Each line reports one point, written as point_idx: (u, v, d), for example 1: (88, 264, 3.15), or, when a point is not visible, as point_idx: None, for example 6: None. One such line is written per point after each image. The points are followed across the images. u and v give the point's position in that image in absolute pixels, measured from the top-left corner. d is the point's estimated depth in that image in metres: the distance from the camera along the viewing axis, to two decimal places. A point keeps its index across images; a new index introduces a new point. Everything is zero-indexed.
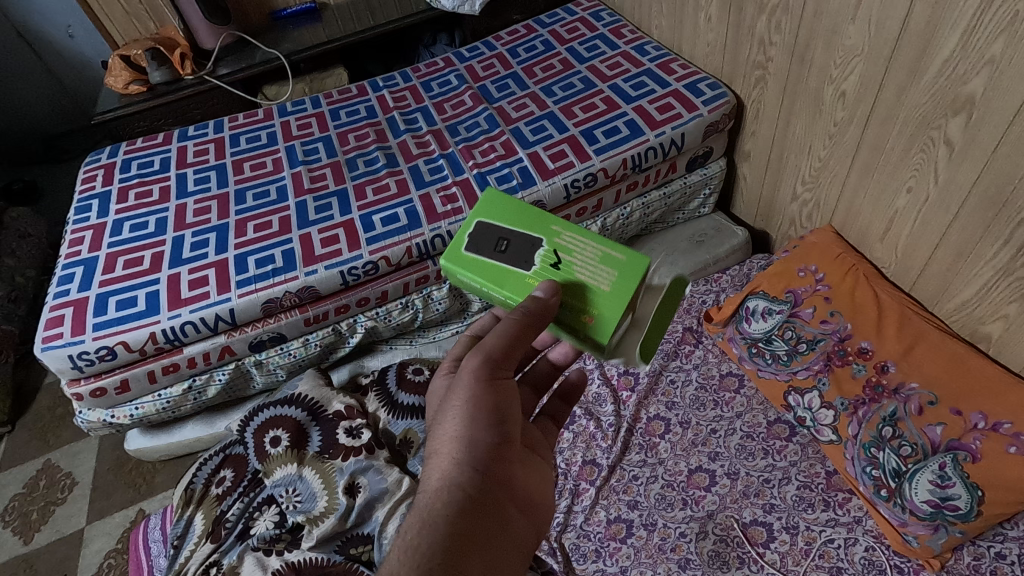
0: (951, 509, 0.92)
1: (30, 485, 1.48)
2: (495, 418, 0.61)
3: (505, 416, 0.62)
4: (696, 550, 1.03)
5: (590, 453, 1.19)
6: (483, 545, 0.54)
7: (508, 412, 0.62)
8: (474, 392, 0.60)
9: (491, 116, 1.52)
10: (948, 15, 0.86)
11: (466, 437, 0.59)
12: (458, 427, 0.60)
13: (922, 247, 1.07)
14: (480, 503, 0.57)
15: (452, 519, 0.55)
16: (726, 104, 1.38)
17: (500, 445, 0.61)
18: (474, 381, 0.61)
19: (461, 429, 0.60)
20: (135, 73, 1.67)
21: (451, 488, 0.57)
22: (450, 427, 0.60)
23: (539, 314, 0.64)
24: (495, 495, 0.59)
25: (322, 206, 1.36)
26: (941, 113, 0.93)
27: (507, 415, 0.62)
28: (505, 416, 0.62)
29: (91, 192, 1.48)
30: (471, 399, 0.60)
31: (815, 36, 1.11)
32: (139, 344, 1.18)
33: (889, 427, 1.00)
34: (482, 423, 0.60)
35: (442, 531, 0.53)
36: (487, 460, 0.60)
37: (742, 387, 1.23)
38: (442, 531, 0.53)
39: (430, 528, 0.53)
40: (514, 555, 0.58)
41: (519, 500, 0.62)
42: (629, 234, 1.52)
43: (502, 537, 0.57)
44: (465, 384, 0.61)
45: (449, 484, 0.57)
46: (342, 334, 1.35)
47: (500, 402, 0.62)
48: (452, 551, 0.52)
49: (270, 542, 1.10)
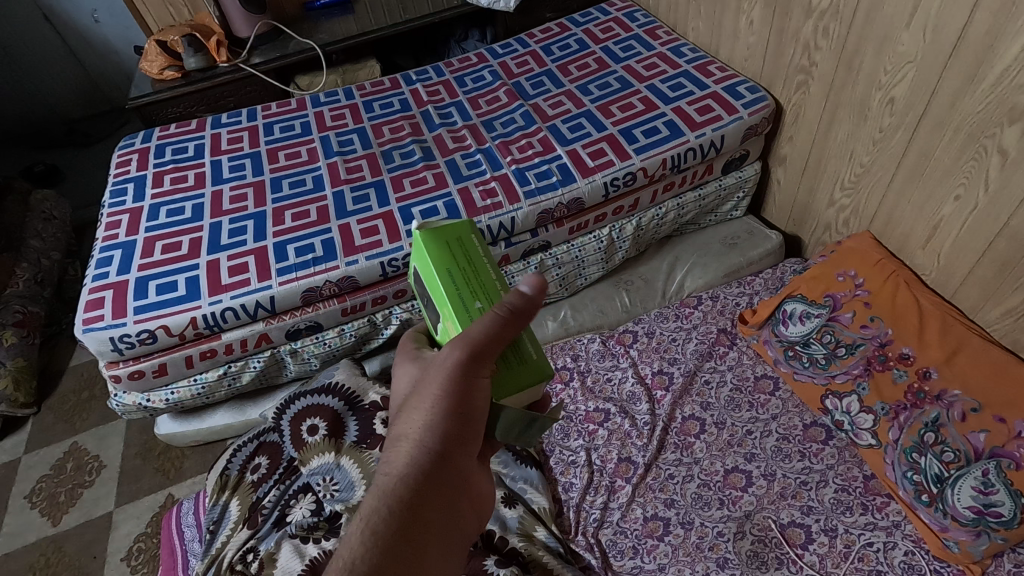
0: (994, 516, 0.92)
1: (57, 467, 1.48)
2: (465, 416, 0.53)
3: (476, 414, 0.54)
4: (734, 549, 1.03)
5: (625, 451, 1.19)
6: (434, 541, 0.51)
7: (479, 412, 0.54)
8: (448, 387, 0.53)
9: (527, 112, 1.52)
10: (1011, 23, 0.87)
11: (433, 428, 0.53)
12: (427, 418, 0.54)
13: (966, 256, 1.08)
14: (438, 494, 0.52)
15: (408, 506, 0.50)
16: (765, 107, 1.38)
17: (465, 438, 0.54)
18: (452, 373, 0.53)
19: (436, 420, 0.53)
20: (169, 59, 1.67)
21: (415, 477, 0.52)
22: (419, 417, 0.54)
23: (512, 322, 0.55)
24: (454, 487, 0.53)
25: (359, 197, 1.36)
26: (996, 122, 0.94)
27: (475, 412, 0.54)
28: (474, 413, 0.54)
29: (126, 176, 1.48)
30: (443, 393, 0.53)
31: (865, 42, 1.12)
32: (179, 328, 1.18)
33: (931, 433, 1.01)
34: (449, 418, 0.53)
35: (393, 521, 0.49)
36: (453, 453, 0.54)
37: (777, 390, 1.23)
38: (397, 519, 0.49)
39: (384, 516, 0.49)
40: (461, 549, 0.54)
41: (474, 494, 0.56)
42: (661, 234, 1.53)
43: (453, 534, 0.53)
44: (441, 376, 0.53)
45: (412, 470, 0.52)
46: (376, 325, 1.35)
47: (473, 402, 0.53)
48: (404, 542, 0.49)
49: (307, 530, 1.09)
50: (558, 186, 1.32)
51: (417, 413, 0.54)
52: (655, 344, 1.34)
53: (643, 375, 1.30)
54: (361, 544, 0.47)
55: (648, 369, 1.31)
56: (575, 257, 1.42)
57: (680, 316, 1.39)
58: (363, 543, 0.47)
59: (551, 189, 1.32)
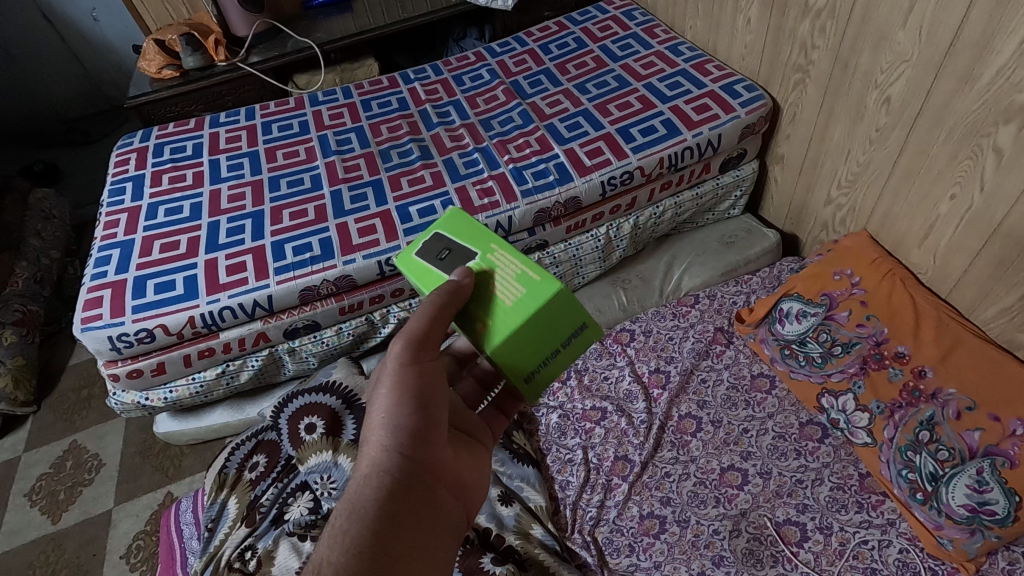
0: (988, 514, 0.92)
1: (57, 465, 1.48)
2: (420, 404, 0.57)
3: (430, 400, 0.58)
4: (731, 547, 1.04)
5: (622, 449, 1.19)
6: (408, 532, 0.51)
7: (433, 397, 0.58)
8: (399, 376, 0.57)
9: (525, 111, 1.52)
10: (1006, 23, 0.87)
11: (394, 422, 0.55)
12: (386, 414, 0.56)
13: (961, 255, 1.08)
14: (408, 484, 0.53)
15: (379, 503, 0.51)
16: (763, 106, 1.38)
17: (425, 426, 0.57)
18: (397, 366, 0.58)
19: (394, 414, 0.56)
20: (168, 58, 1.67)
21: (380, 474, 0.53)
22: (381, 416, 0.56)
23: (455, 294, 0.60)
24: (421, 477, 0.54)
25: (357, 196, 1.36)
26: (992, 121, 0.94)
27: (431, 398, 0.58)
28: (429, 400, 0.58)
29: (124, 175, 1.48)
30: (396, 384, 0.57)
31: (862, 41, 1.12)
32: (177, 327, 1.19)
33: (926, 431, 1.01)
34: (408, 407, 0.56)
35: (362, 521, 0.49)
36: (415, 444, 0.55)
37: (773, 389, 1.23)
38: (366, 518, 0.50)
39: (354, 518, 0.49)
40: (443, 537, 0.55)
41: (449, 480, 0.58)
42: (659, 232, 1.53)
43: (430, 524, 0.53)
44: (390, 370, 0.58)
45: (377, 468, 0.53)
46: (374, 323, 1.36)
47: (425, 388, 0.58)
48: (375, 538, 0.48)
49: (305, 528, 1.09)
50: (556, 185, 1.33)
51: (376, 413, 0.57)
52: (652, 343, 1.35)
53: (640, 373, 1.31)
54: (328, 546, 0.47)
55: (645, 367, 1.31)
56: (572, 256, 1.43)
57: (677, 315, 1.39)
58: (332, 546, 0.47)
59: (548, 188, 1.32)
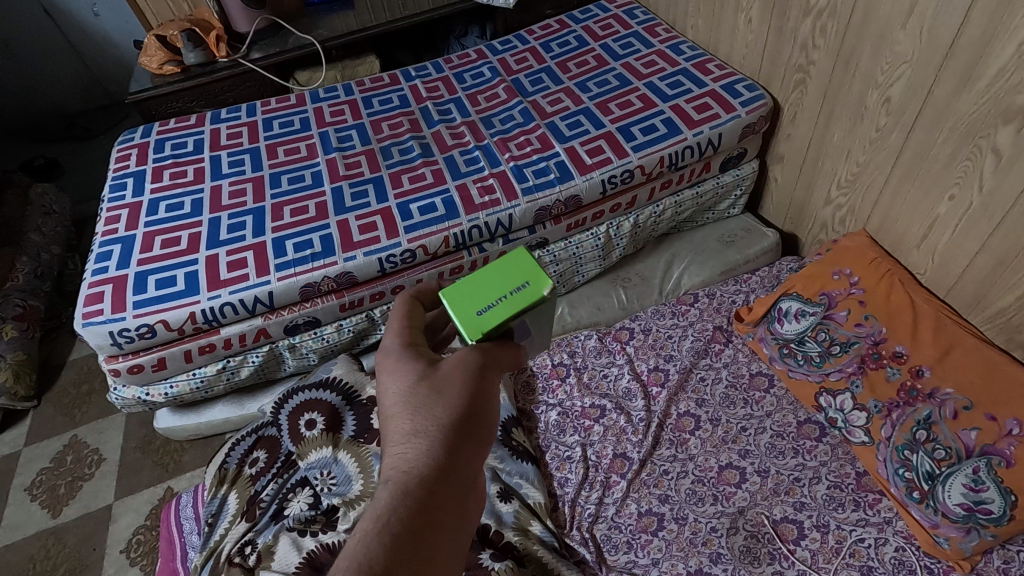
0: (984, 512, 0.92)
1: (57, 459, 1.49)
2: (480, 417, 0.52)
3: (489, 416, 0.53)
4: (728, 545, 1.04)
5: (620, 447, 1.19)
6: (450, 540, 0.45)
7: (491, 416, 0.54)
8: (470, 386, 0.53)
9: (525, 108, 1.52)
10: (1006, 23, 0.87)
11: (454, 425, 0.50)
12: (447, 415, 0.51)
13: (960, 255, 1.08)
14: (454, 492, 0.48)
15: (423, 505, 0.46)
16: (763, 105, 1.39)
17: (478, 439, 0.52)
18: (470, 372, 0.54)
19: (455, 419, 0.51)
20: (169, 54, 1.67)
21: (431, 472, 0.48)
22: (439, 414, 0.51)
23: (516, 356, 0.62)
24: (468, 483, 0.49)
25: (358, 193, 1.36)
26: (991, 122, 0.94)
27: (489, 414, 0.53)
28: (487, 410, 0.53)
29: (125, 171, 1.48)
30: (465, 391, 0.52)
31: (862, 41, 1.12)
32: (178, 323, 1.19)
33: (923, 431, 1.02)
34: (470, 419, 0.52)
35: (407, 519, 0.44)
36: (466, 454, 0.50)
37: (771, 387, 1.24)
38: (410, 520, 0.44)
39: (401, 514, 0.44)
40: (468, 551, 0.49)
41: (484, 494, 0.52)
42: (659, 231, 1.54)
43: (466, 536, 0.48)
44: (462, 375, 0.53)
45: (428, 469, 0.48)
46: (374, 320, 1.36)
47: (487, 400, 0.53)
48: (419, 541, 0.44)
49: (304, 524, 1.10)
50: (557, 183, 1.33)
51: (436, 409, 0.51)
52: (651, 341, 1.35)
53: (639, 371, 1.31)
54: (375, 541, 0.42)
55: (645, 366, 1.32)
56: (573, 254, 1.43)
57: (676, 313, 1.39)
58: (379, 542, 0.42)
59: (549, 186, 1.33)
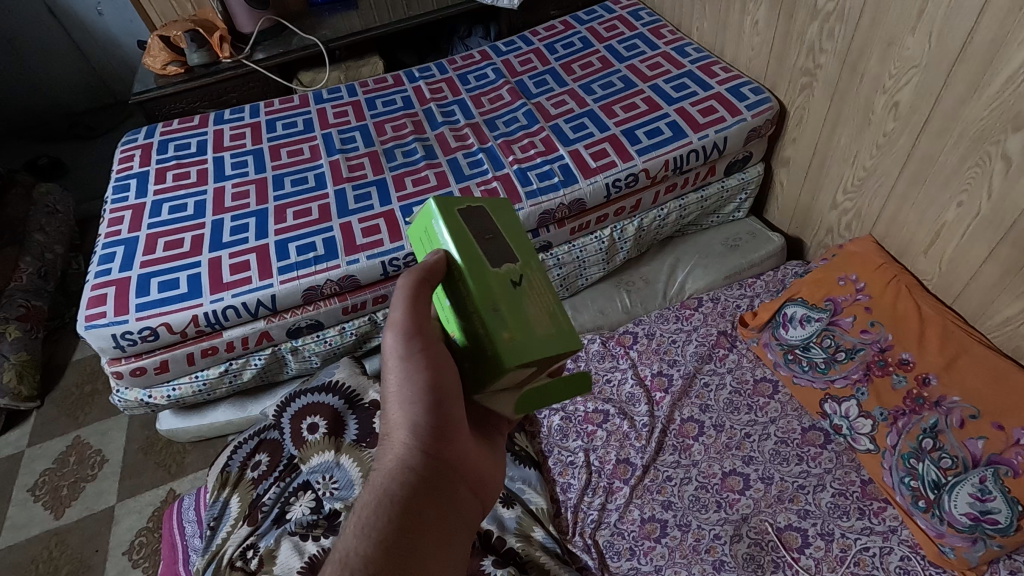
0: (990, 522, 0.91)
1: (60, 460, 1.49)
2: (436, 402, 0.55)
3: (446, 401, 0.56)
4: (730, 553, 1.04)
5: (624, 453, 1.19)
6: (433, 520, 0.52)
7: (451, 396, 0.56)
8: (409, 372, 0.55)
9: (530, 111, 1.51)
10: (1017, 30, 0.87)
11: (411, 420, 0.55)
12: (403, 413, 0.55)
13: (968, 262, 1.07)
14: (429, 480, 0.53)
15: (397, 500, 0.51)
16: (770, 109, 1.38)
17: (443, 425, 0.56)
18: (401, 359, 0.55)
19: (416, 414, 0.55)
20: (173, 55, 1.67)
21: (404, 470, 0.53)
22: (400, 411, 0.56)
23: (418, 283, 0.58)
24: (439, 472, 0.54)
25: (361, 195, 1.36)
26: (1000, 129, 0.93)
27: (446, 395, 0.56)
28: (444, 392, 0.56)
29: (128, 172, 1.48)
30: (406, 378, 0.55)
31: (870, 46, 1.11)
32: (181, 326, 1.19)
33: (930, 439, 1.00)
34: (422, 405, 0.55)
35: (385, 510, 0.51)
36: (435, 441, 0.55)
37: (776, 394, 1.23)
38: (390, 514, 0.50)
39: (380, 512, 0.50)
40: (463, 535, 0.55)
41: (471, 477, 0.58)
42: (663, 234, 1.53)
43: (455, 515, 0.54)
44: (403, 366, 0.55)
45: (400, 466, 0.54)
46: (377, 324, 1.36)
47: (441, 382, 0.55)
48: (403, 529, 0.50)
49: (306, 528, 1.09)
50: (560, 187, 1.32)
51: (397, 408, 0.56)
52: (655, 345, 1.35)
53: (643, 376, 1.31)
54: (356, 537, 0.48)
55: (649, 370, 1.31)
56: (576, 258, 1.42)
57: (680, 318, 1.39)
58: (359, 539, 0.49)
59: (552, 189, 1.32)
